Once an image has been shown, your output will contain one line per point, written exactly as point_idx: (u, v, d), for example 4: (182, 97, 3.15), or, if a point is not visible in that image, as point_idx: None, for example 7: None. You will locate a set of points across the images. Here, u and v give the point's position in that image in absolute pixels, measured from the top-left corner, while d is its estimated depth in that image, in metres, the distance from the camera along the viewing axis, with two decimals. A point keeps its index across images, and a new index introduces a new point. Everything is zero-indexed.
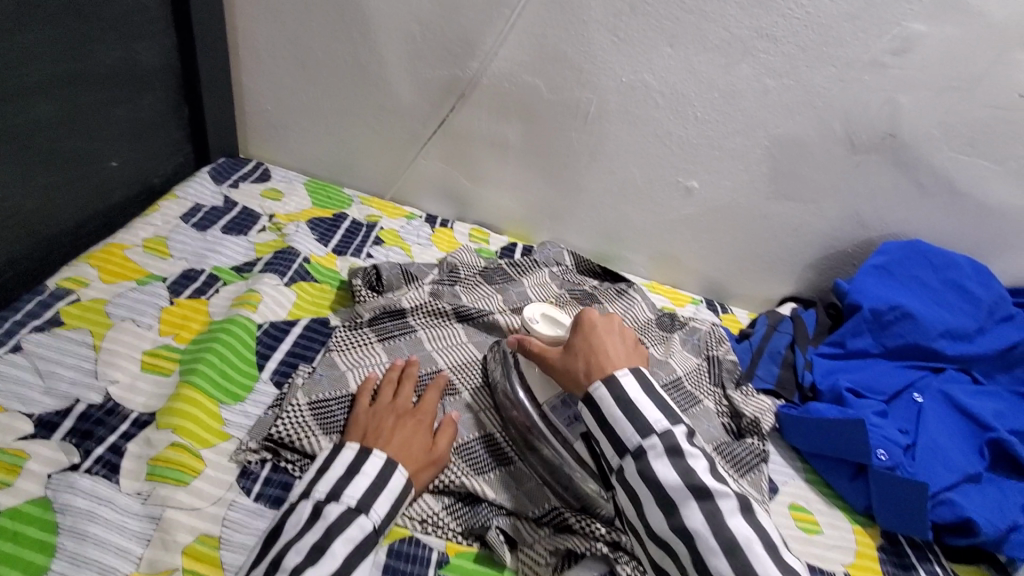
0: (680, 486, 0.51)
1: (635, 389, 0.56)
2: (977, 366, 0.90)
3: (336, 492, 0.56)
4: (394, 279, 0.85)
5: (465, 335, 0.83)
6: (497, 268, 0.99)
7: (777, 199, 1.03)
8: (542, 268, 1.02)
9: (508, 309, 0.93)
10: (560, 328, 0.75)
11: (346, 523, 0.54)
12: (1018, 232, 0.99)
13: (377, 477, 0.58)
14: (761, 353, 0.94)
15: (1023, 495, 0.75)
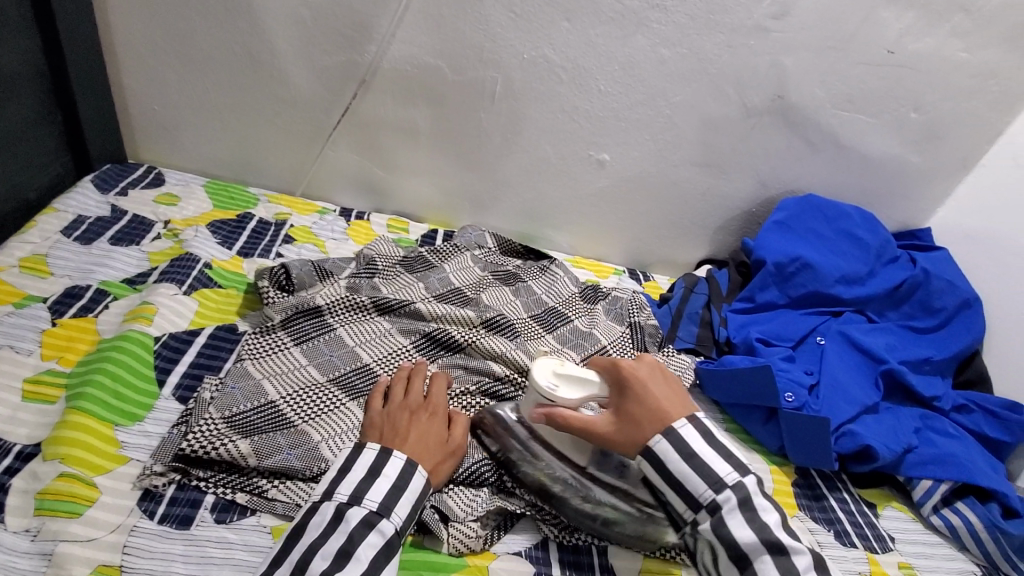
0: (753, 542, 0.55)
1: (696, 442, 0.59)
2: (870, 306, 0.98)
3: (357, 494, 0.54)
4: (305, 275, 0.82)
5: (387, 324, 0.81)
6: (417, 256, 0.97)
7: (684, 165, 1.06)
8: (463, 252, 1.01)
9: (430, 296, 0.91)
10: (587, 387, 0.66)
11: (366, 529, 0.53)
12: (897, 180, 1.08)
13: (399, 481, 0.57)
14: (680, 315, 0.98)
15: (911, 418, 0.83)
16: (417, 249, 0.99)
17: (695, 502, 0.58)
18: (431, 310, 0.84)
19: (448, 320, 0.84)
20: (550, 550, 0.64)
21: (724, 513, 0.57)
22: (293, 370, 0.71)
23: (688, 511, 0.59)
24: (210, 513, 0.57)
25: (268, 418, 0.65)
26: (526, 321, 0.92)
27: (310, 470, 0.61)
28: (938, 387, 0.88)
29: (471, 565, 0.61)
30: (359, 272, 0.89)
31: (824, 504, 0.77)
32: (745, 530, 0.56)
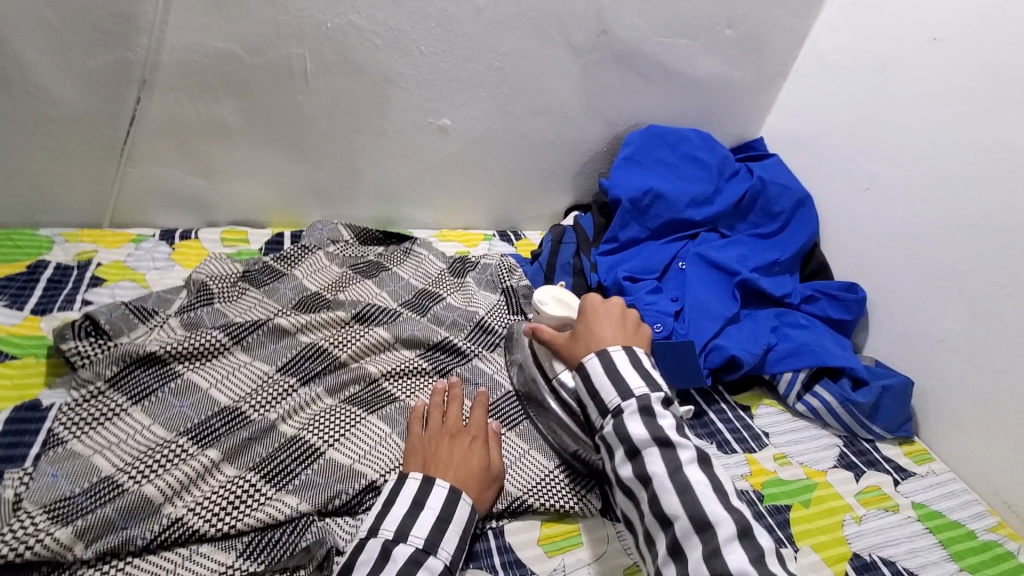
0: (646, 438, 0.57)
1: (623, 360, 0.62)
2: (722, 222, 1.02)
3: (374, 527, 0.53)
4: (118, 319, 0.72)
5: (245, 353, 0.72)
6: (259, 265, 0.87)
7: (527, 116, 1.04)
8: (315, 252, 0.93)
9: (286, 307, 0.83)
10: (571, 310, 0.80)
11: (415, 565, 0.51)
12: (726, 96, 1.13)
13: (441, 512, 0.55)
14: (553, 268, 0.98)
15: (768, 319, 0.90)
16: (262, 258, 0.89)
17: (602, 408, 0.61)
18: (295, 322, 0.76)
19: (317, 329, 0.76)
20: None
21: (625, 414, 0.58)
22: (131, 436, 0.61)
23: (597, 417, 0.62)
24: None
25: (100, 495, 0.55)
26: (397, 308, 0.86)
27: (146, 535, 0.53)
28: (786, 285, 0.96)
29: None
30: (192, 303, 0.78)
31: (705, 419, 0.81)
32: (638, 427, 0.57)
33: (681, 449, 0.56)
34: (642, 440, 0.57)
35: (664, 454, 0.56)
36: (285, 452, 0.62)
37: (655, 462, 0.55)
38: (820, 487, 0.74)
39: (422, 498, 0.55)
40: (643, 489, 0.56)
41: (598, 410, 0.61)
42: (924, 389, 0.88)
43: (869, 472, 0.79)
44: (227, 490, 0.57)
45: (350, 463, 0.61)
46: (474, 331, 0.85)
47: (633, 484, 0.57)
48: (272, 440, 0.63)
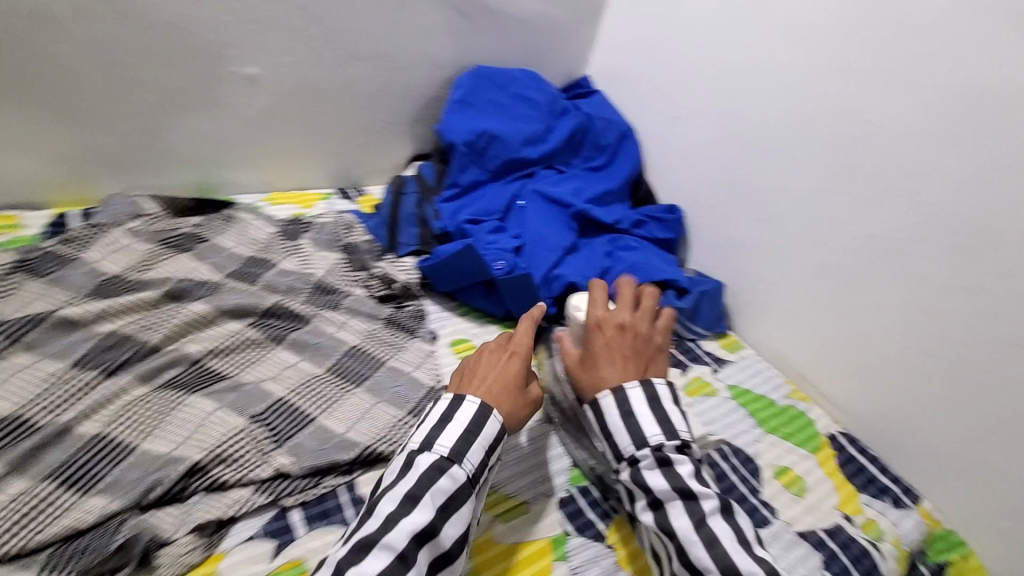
0: (668, 490, 0.55)
1: (641, 400, 0.61)
2: (556, 159, 1.06)
3: (427, 441, 0.54)
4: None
5: (26, 351, 0.62)
6: (38, 253, 0.75)
7: (346, 61, 0.97)
8: (113, 229, 0.81)
9: (81, 295, 0.72)
10: None
11: (437, 474, 0.52)
12: (549, 34, 1.14)
13: (468, 424, 0.55)
14: (396, 220, 0.95)
15: (602, 245, 0.97)
16: (43, 243, 0.76)
17: (619, 453, 0.60)
18: (88, 310, 0.66)
19: (121, 314, 0.68)
20: (290, 515, 0.56)
21: (643, 466, 0.58)
22: None
23: (613, 460, 0.61)
24: None
25: None
26: (220, 281, 0.78)
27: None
28: (616, 212, 1.03)
29: None
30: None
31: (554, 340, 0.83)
32: (660, 480, 0.56)
33: (703, 500, 0.55)
34: (659, 490, 0.56)
35: (686, 505, 0.55)
36: (84, 449, 0.54)
37: (678, 515, 0.54)
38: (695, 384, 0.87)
39: (451, 411, 0.56)
40: (666, 537, 0.55)
41: (613, 453, 0.60)
42: (735, 290, 1.01)
43: (693, 367, 0.90)
44: (12, 506, 0.49)
45: (171, 449, 0.56)
46: (311, 295, 0.81)
47: (657, 533, 0.56)
48: (71, 442, 0.55)
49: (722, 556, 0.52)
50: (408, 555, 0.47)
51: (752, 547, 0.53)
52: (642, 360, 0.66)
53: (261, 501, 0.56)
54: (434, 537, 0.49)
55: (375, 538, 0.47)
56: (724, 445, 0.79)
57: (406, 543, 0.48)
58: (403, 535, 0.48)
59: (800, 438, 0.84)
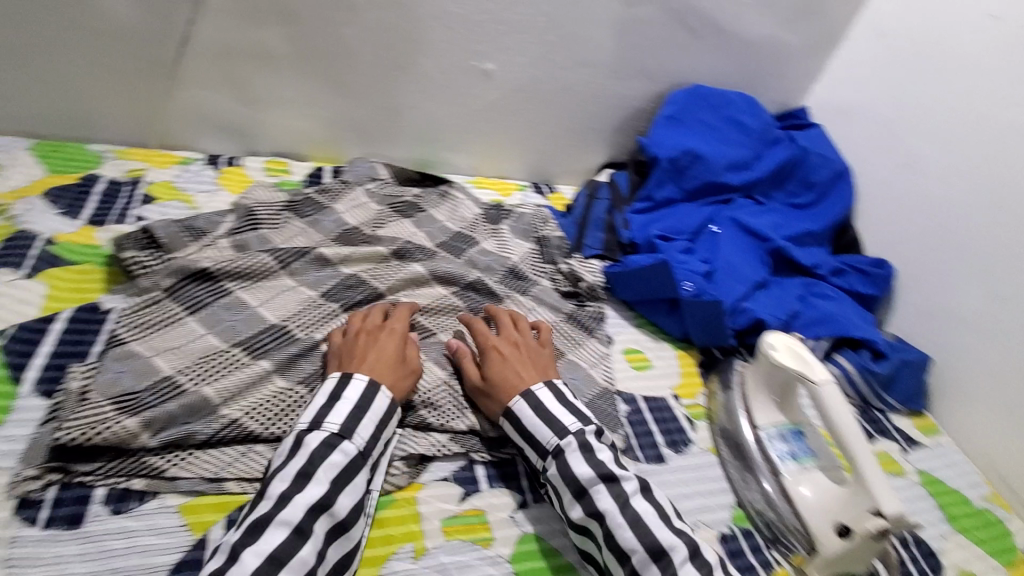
0: (591, 475, 0.55)
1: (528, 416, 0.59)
2: (758, 189, 1.02)
3: (318, 420, 0.54)
4: (177, 235, 0.74)
5: (290, 275, 0.74)
6: (303, 197, 0.89)
7: (571, 66, 1.02)
8: (355, 188, 0.94)
9: (327, 240, 0.85)
10: (804, 365, 0.67)
11: (328, 449, 0.52)
12: (775, 60, 1.10)
13: (360, 400, 0.56)
14: (585, 222, 0.99)
15: (795, 287, 0.91)
16: (307, 190, 0.91)
17: (541, 450, 0.58)
18: (336, 253, 0.78)
19: (360, 261, 0.79)
20: (476, 468, 0.62)
21: (566, 453, 0.57)
22: (189, 341, 0.64)
23: (535, 459, 0.59)
24: (103, 506, 0.52)
25: (164, 393, 0.58)
26: (432, 249, 0.88)
27: (208, 431, 0.57)
28: (816, 256, 0.97)
29: (398, 500, 0.57)
30: (240, 227, 0.81)
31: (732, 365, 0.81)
32: (582, 466, 0.55)
33: (623, 481, 0.55)
34: (582, 477, 0.55)
35: (608, 488, 0.54)
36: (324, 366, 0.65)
37: (602, 498, 0.54)
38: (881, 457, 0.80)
39: (338, 390, 0.56)
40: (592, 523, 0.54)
41: (537, 453, 0.58)
42: (943, 366, 0.89)
43: (878, 439, 0.82)
44: (277, 398, 0.61)
45: None
46: (505, 277, 0.87)
47: (583, 521, 0.54)
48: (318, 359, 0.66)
49: (645, 533, 0.51)
50: (304, 527, 0.48)
51: (673, 521, 0.53)
52: (540, 368, 0.65)
53: (454, 449, 0.62)
54: (330, 507, 0.50)
55: (271, 514, 0.48)
56: (909, 532, 0.71)
57: (302, 515, 0.48)
58: (298, 509, 0.49)
59: (997, 548, 0.73)
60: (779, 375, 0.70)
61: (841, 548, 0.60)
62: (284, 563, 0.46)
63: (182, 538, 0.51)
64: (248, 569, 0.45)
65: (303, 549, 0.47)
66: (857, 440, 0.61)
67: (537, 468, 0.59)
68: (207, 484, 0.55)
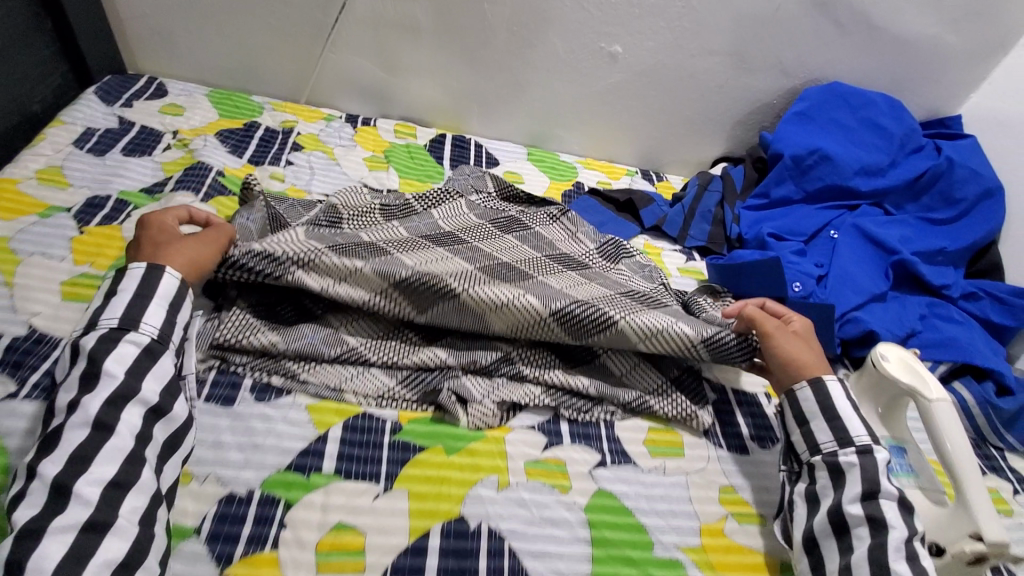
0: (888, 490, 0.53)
1: (843, 402, 0.59)
2: (889, 199, 0.95)
3: (93, 321, 0.52)
4: (249, 227, 0.70)
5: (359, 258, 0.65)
6: (400, 203, 0.82)
7: (701, 54, 1.01)
8: (455, 198, 0.85)
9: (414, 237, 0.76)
10: (918, 373, 0.64)
11: (112, 344, 0.51)
12: (928, 63, 1.02)
13: (138, 290, 0.54)
14: (693, 213, 0.98)
15: (918, 305, 0.85)
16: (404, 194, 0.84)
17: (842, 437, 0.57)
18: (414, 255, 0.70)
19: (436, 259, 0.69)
20: (561, 424, 0.65)
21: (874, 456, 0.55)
22: None
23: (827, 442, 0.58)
24: (249, 393, 0.60)
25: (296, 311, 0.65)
26: (542, 261, 0.77)
27: (332, 351, 0.63)
28: (948, 276, 0.89)
29: (488, 437, 0.62)
30: (320, 220, 0.75)
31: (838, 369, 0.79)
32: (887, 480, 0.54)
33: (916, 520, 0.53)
34: (881, 487, 0.53)
35: (903, 514, 0.53)
36: None
37: (896, 516, 0.52)
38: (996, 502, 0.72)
39: (112, 288, 0.55)
40: (863, 529, 0.52)
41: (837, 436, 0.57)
42: None
43: (989, 475, 0.75)
44: (387, 336, 0.66)
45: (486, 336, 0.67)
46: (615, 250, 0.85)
47: (854, 522, 0.53)
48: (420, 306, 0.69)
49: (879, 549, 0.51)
50: (106, 422, 0.48)
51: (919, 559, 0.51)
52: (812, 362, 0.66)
53: (545, 402, 0.65)
54: (134, 396, 0.50)
55: (59, 424, 0.47)
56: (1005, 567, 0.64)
57: (100, 409, 0.48)
58: (94, 405, 0.48)
59: None
60: (887, 388, 0.66)
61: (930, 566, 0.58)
62: (90, 459, 0.46)
63: (308, 431, 0.58)
64: (47, 475, 0.45)
65: (107, 442, 0.47)
66: (976, 483, 0.57)
67: (811, 451, 0.59)
68: (330, 391, 0.61)
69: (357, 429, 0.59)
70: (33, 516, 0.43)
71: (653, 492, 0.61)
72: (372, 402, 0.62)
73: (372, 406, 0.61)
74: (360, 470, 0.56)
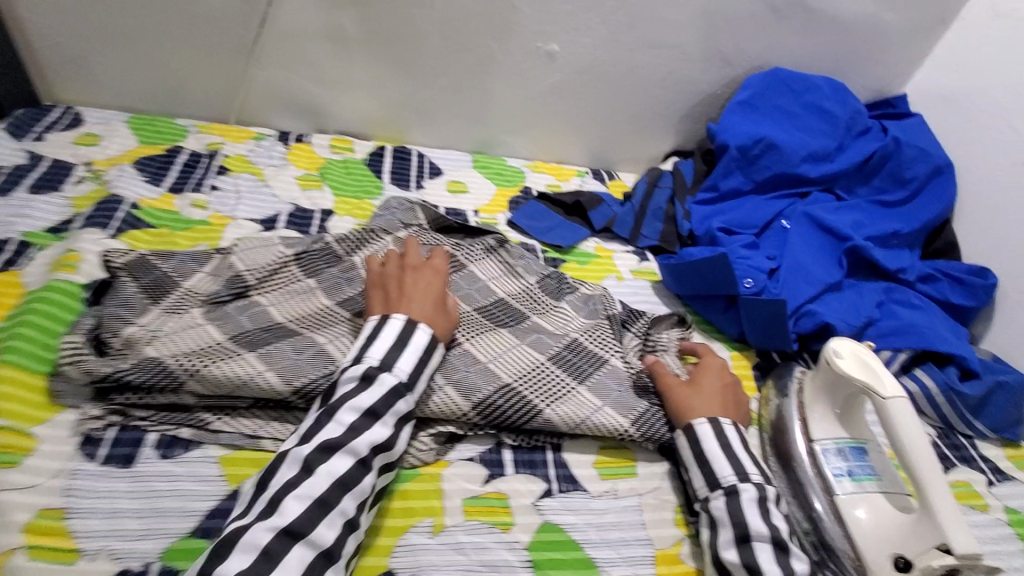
0: (762, 533, 0.51)
1: (711, 443, 0.58)
2: (839, 184, 0.93)
3: (387, 361, 0.55)
4: (133, 299, 0.64)
5: (260, 361, 0.58)
6: (319, 247, 0.75)
7: (640, 48, 0.98)
8: (382, 237, 0.79)
9: (335, 304, 0.69)
10: (875, 369, 0.59)
11: (394, 396, 0.54)
12: (869, 43, 1.00)
13: (423, 350, 0.58)
14: (645, 211, 0.96)
15: (875, 291, 0.83)
16: (322, 237, 0.77)
17: (712, 481, 0.56)
18: (327, 337, 0.63)
19: (351, 338, 0.63)
20: (503, 452, 0.61)
21: (741, 497, 0.54)
22: (192, 329, 0.62)
23: (702, 487, 0.57)
24: (154, 449, 0.55)
25: (208, 355, 0.58)
26: (473, 317, 0.72)
27: (247, 399, 0.58)
28: (903, 259, 0.87)
29: (422, 474, 0.57)
30: (221, 295, 0.67)
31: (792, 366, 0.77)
32: (756, 519, 0.52)
33: (794, 559, 0.50)
34: (754, 529, 0.51)
35: (778, 556, 0.50)
36: (348, 355, 0.61)
37: (770, 562, 0.50)
38: (969, 496, 0.69)
39: (405, 336, 0.57)
40: None
41: (706, 481, 0.56)
42: None
43: (960, 468, 0.73)
44: None
45: (413, 366, 0.62)
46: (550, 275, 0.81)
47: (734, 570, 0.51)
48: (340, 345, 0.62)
49: None
50: (365, 459, 0.51)
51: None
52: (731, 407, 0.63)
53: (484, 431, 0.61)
54: (388, 447, 0.52)
55: (342, 439, 0.50)
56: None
57: (366, 449, 0.51)
58: (364, 443, 0.51)
59: None
60: (842, 386, 0.62)
61: None
62: (348, 490, 0.49)
63: (219, 487, 0.54)
64: (318, 488, 0.48)
65: (362, 481, 0.50)
66: (942, 490, 0.52)
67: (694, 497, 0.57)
68: (246, 440, 0.57)
69: None
70: (293, 521, 0.46)
71: (604, 519, 0.58)
72: None
73: None
74: None
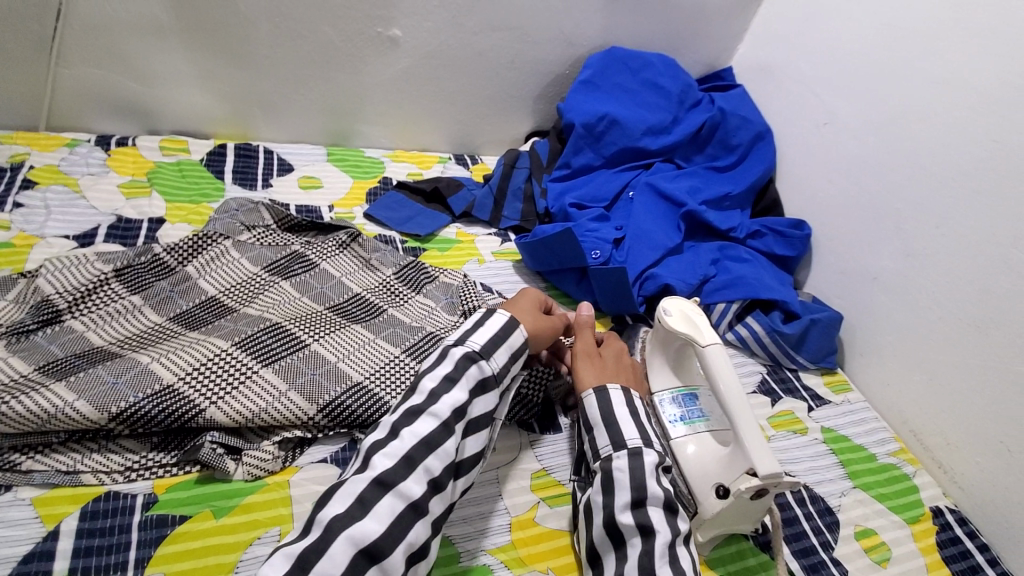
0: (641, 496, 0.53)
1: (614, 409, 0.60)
2: (677, 153, 1.01)
3: (465, 337, 0.59)
4: None
5: (69, 390, 0.52)
6: (146, 259, 0.69)
7: (484, 30, 0.98)
8: (218, 241, 0.74)
9: (167, 318, 0.65)
10: (695, 322, 0.65)
11: (469, 363, 0.56)
12: (694, 19, 1.07)
13: (496, 328, 0.60)
14: (504, 192, 0.97)
15: (709, 250, 0.91)
16: (149, 247, 0.70)
17: (615, 442, 0.57)
18: (152, 354, 0.58)
19: (182, 353, 0.59)
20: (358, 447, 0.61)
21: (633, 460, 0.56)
22: None
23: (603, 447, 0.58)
24: None
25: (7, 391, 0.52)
26: (323, 316, 0.69)
27: (62, 433, 0.53)
28: (734, 219, 0.96)
29: (269, 484, 0.56)
30: (26, 324, 0.60)
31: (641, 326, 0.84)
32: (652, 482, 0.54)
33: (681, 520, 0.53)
34: (649, 491, 0.53)
35: (653, 515, 0.53)
36: (177, 373, 0.57)
37: (657, 519, 0.52)
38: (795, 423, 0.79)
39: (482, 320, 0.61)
40: (636, 537, 0.51)
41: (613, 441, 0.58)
42: (853, 322, 0.90)
43: (786, 398, 0.82)
44: None
45: (251, 375, 0.59)
46: (408, 266, 0.80)
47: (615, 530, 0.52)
48: (167, 360, 0.58)
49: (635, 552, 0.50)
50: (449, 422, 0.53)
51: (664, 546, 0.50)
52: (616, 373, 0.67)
53: (334, 430, 0.60)
54: (466, 414, 0.54)
55: (422, 405, 0.53)
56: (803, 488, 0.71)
57: (449, 412, 0.53)
58: (446, 405, 0.53)
59: (896, 503, 0.73)
60: (672, 340, 0.68)
61: (720, 509, 0.58)
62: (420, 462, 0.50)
63: (34, 531, 0.49)
64: (407, 446, 0.50)
65: (447, 442, 0.51)
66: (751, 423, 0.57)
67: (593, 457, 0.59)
68: (62, 476, 0.52)
69: (98, 513, 0.51)
70: (384, 472, 0.48)
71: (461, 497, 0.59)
72: (119, 478, 0.53)
73: (120, 483, 0.53)
74: (102, 563, 0.48)
